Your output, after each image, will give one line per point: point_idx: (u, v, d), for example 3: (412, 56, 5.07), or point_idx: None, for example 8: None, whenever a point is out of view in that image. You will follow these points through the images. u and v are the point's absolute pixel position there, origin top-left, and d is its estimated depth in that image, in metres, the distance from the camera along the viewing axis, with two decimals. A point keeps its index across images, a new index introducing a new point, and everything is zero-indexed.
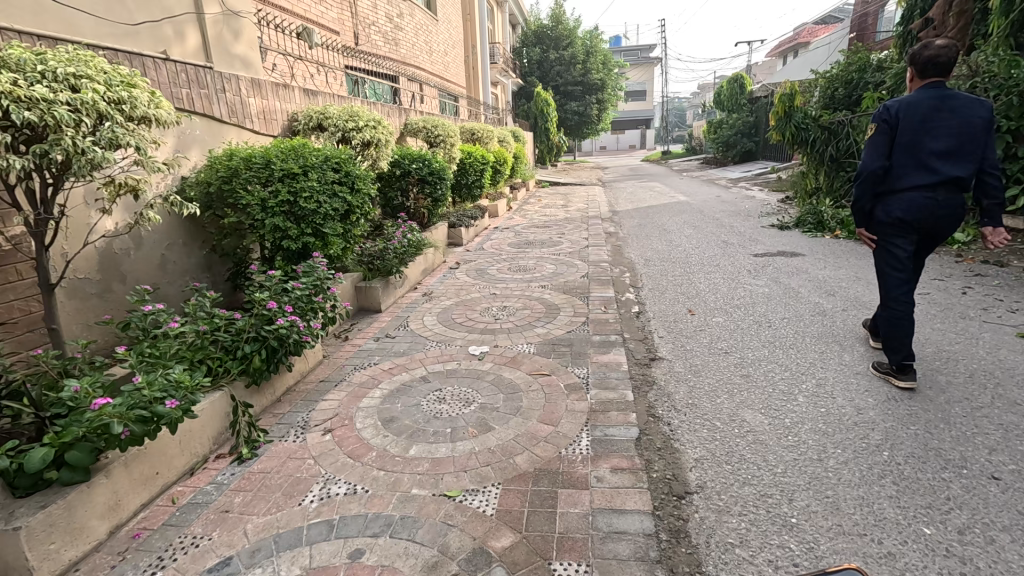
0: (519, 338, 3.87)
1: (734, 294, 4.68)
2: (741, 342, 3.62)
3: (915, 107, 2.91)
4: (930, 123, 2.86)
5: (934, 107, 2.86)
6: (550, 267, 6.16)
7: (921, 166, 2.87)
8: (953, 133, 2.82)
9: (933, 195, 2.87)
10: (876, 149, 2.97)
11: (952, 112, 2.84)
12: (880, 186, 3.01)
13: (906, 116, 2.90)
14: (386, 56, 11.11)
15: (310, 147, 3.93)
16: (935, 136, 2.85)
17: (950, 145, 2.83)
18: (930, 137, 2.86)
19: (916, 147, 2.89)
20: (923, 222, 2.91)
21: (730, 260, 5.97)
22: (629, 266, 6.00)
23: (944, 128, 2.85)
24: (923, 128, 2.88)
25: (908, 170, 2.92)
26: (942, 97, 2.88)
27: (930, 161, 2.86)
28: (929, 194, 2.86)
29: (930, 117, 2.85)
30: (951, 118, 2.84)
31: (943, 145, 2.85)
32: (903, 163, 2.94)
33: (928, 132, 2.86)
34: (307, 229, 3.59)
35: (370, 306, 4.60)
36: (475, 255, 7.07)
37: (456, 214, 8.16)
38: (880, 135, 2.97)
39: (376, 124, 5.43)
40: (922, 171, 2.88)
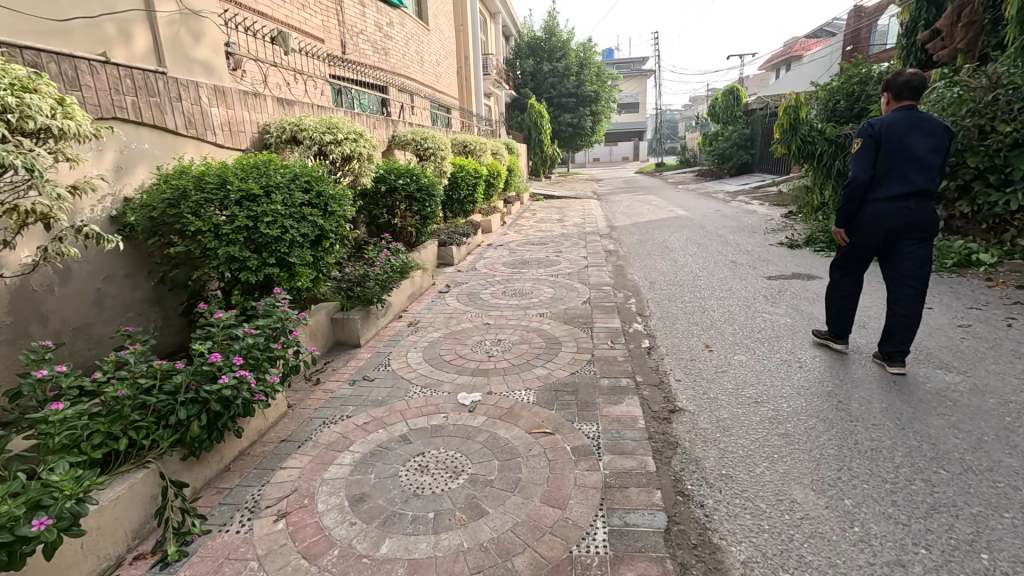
0: (517, 381, 3.40)
1: (753, 327, 4.23)
2: (771, 389, 3.15)
3: (894, 123, 3.26)
4: (908, 137, 3.20)
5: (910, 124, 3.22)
6: (548, 290, 5.70)
7: (902, 175, 3.19)
8: (927, 148, 3.18)
9: (911, 203, 3.19)
10: (862, 160, 3.28)
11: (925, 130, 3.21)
12: (864, 193, 3.32)
13: (888, 130, 3.23)
14: (375, 66, 10.72)
15: (275, 164, 3.43)
16: (913, 150, 3.20)
17: (925, 158, 3.18)
18: (908, 150, 3.20)
19: (896, 158, 3.23)
20: (903, 228, 3.21)
21: (743, 284, 5.54)
22: (634, 290, 5.56)
23: (919, 142, 3.20)
24: (902, 142, 3.21)
25: (889, 179, 3.24)
26: (917, 114, 3.24)
27: (908, 172, 3.19)
28: (909, 203, 3.18)
29: (908, 132, 3.19)
30: (925, 134, 3.21)
31: (919, 158, 3.19)
32: (885, 173, 3.26)
33: (907, 144, 3.20)
34: (269, 258, 3.05)
35: (348, 340, 4.12)
36: (467, 276, 6.61)
37: (447, 231, 7.70)
38: (866, 147, 3.29)
39: (355, 136, 4.92)
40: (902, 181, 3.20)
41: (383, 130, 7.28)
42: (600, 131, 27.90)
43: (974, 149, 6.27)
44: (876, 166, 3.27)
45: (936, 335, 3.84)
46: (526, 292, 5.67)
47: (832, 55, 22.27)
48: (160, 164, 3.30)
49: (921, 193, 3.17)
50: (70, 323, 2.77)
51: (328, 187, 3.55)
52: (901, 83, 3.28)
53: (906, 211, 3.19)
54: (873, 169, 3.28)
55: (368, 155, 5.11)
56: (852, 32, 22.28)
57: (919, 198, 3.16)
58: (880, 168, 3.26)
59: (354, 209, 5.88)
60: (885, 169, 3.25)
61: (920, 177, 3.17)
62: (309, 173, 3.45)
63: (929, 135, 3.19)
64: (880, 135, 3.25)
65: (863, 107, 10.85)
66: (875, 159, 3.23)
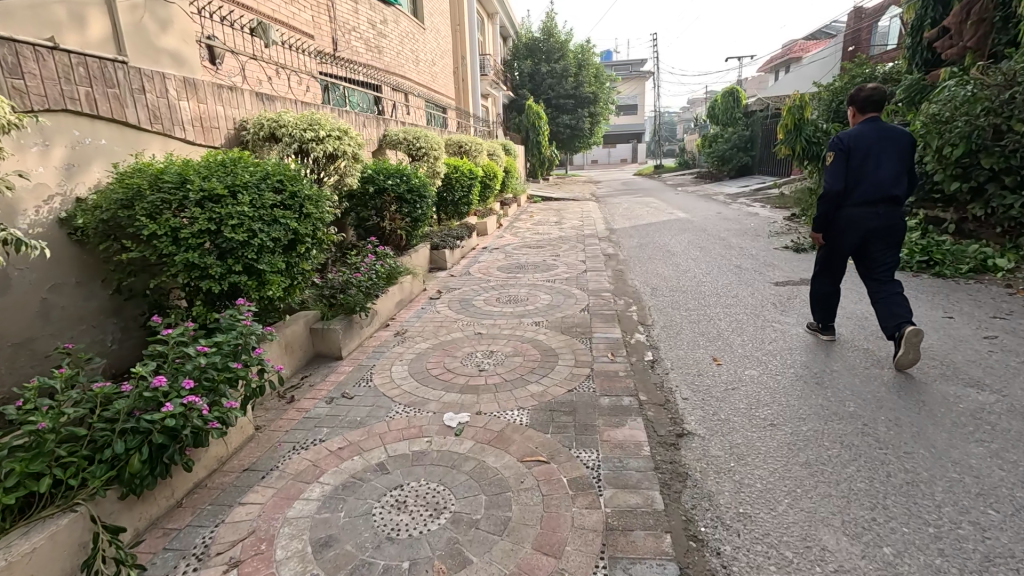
0: (509, 399, 3.12)
1: (763, 339, 3.94)
2: (788, 409, 2.86)
3: (862, 134, 3.45)
4: (875, 149, 3.40)
5: (876, 136, 3.43)
6: (545, 296, 5.42)
7: (873, 183, 3.38)
8: (893, 157, 3.39)
9: (883, 209, 3.41)
10: (837, 170, 3.43)
11: (888, 141, 3.42)
12: (839, 201, 3.48)
13: (858, 141, 3.40)
14: (368, 64, 10.44)
15: (246, 162, 3.13)
16: (880, 160, 3.40)
17: (892, 166, 3.40)
18: (878, 159, 3.40)
19: (868, 167, 3.41)
20: (877, 232, 3.42)
21: (749, 290, 5.27)
22: (634, 297, 5.28)
23: (885, 152, 3.42)
24: (870, 153, 3.40)
25: (863, 187, 3.42)
26: (882, 125, 3.45)
27: (879, 180, 3.39)
28: (880, 209, 3.40)
29: (876, 143, 3.39)
30: (889, 144, 3.43)
31: (887, 166, 3.40)
32: (859, 182, 3.44)
33: (876, 154, 3.39)
34: (234, 265, 2.76)
35: (329, 351, 3.83)
36: (460, 281, 6.33)
37: (440, 234, 7.42)
38: (838, 159, 3.44)
39: (340, 134, 4.62)
40: (874, 188, 3.39)
41: (374, 129, 6.99)
42: (598, 132, 27.67)
43: (989, 150, 6.05)
44: (849, 175, 3.43)
45: (961, 347, 3.56)
46: (521, 298, 5.40)
47: (833, 56, 22.12)
48: (118, 161, 3.01)
49: (891, 199, 3.40)
50: (8, 337, 2.48)
51: (305, 188, 3.26)
52: (863, 97, 3.51)
53: (878, 216, 3.40)
54: (847, 178, 3.44)
55: (353, 154, 4.81)
56: (852, 33, 22.16)
57: (890, 204, 3.38)
58: (854, 177, 3.43)
59: (341, 211, 5.58)
60: (858, 178, 3.43)
61: (890, 185, 3.39)
62: (283, 172, 3.16)
63: (892, 146, 3.41)
64: (850, 147, 3.42)
65: None
66: (850, 169, 3.39)
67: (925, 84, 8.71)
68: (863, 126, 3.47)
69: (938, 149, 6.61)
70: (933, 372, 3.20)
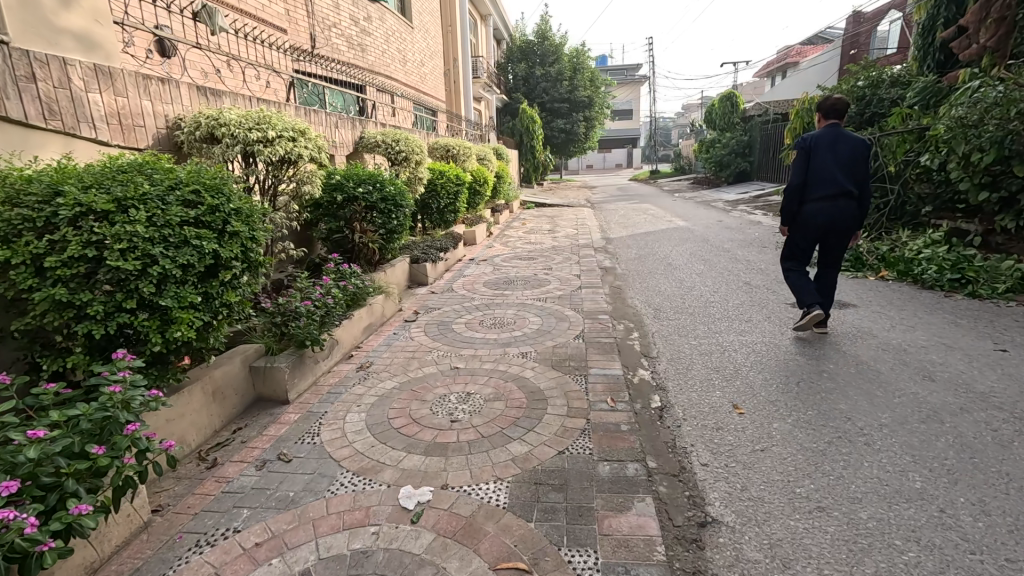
0: (484, 465, 2.50)
1: (788, 377, 3.36)
2: (835, 483, 2.25)
3: (823, 136, 4.01)
4: (833, 150, 3.95)
5: (834, 140, 3.98)
6: (534, 319, 4.81)
7: (831, 178, 3.92)
8: (847, 158, 3.94)
9: (838, 202, 3.93)
10: (799, 166, 4.00)
11: (846, 143, 3.95)
12: (801, 194, 4.03)
13: (820, 141, 3.94)
14: (350, 63, 9.83)
15: (155, 167, 2.51)
16: (837, 159, 3.94)
17: (848, 164, 3.94)
18: (836, 158, 3.94)
19: (828, 163, 3.94)
20: (834, 223, 3.96)
21: (763, 314, 4.69)
22: (636, 320, 4.68)
23: (842, 152, 3.95)
24: (828, 154, 3.96)
25: (822, 180, 3.97)
26: (840, 130, 4.01)
27: (835, 175, 3.93)
28: (836, 202, 3.92)
29: (833, 144, 3.94)
30: (848, 144, 3.97)
31: (842, 165, 3.96)
32: (818, 177, 3.98)
33: (835, 152, 3.93)
34: (124, 302, 2.12)
35: (273, 395, 3.20)
36: (441, 299, 5.72)
37: (422, 246, 6.81)
38: (800, 158, 4.02)
39: (297, 135, 3.97)
40: (831, 183, 3.93)
41: (348, 130, 6.37)
42: (593, 136, 27.15)
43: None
44: (810, 171, 3.99)
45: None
46: (508, 321, 4.79)
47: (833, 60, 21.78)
48: None
49: (847, 194, 3.92)
50: None
51: (232, 200, 2.65)
52: (827, 106, 4.06)
53: (833, 208, 3.93)
54: (808, 173, 4.01)
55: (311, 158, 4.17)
56: (850, 38, 21.76)
57: (847, 198, 3.90)
58: (814, 172, 3.97)
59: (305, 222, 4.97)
60: (818, 173, 3.97)
61: (845, 180, 3.92)
62: (202, 182, 2.54)
63: (848, 148, 3.95)
64: (811, 147, 4.00)
65: (874, 112, 10.19)
66: (810, 166, 3.96)
67: (941, 86, 8.17)
68: (824, 129, 4.04)
69: (965, 155, 6.08)
70: (1006, 428, 2.61)
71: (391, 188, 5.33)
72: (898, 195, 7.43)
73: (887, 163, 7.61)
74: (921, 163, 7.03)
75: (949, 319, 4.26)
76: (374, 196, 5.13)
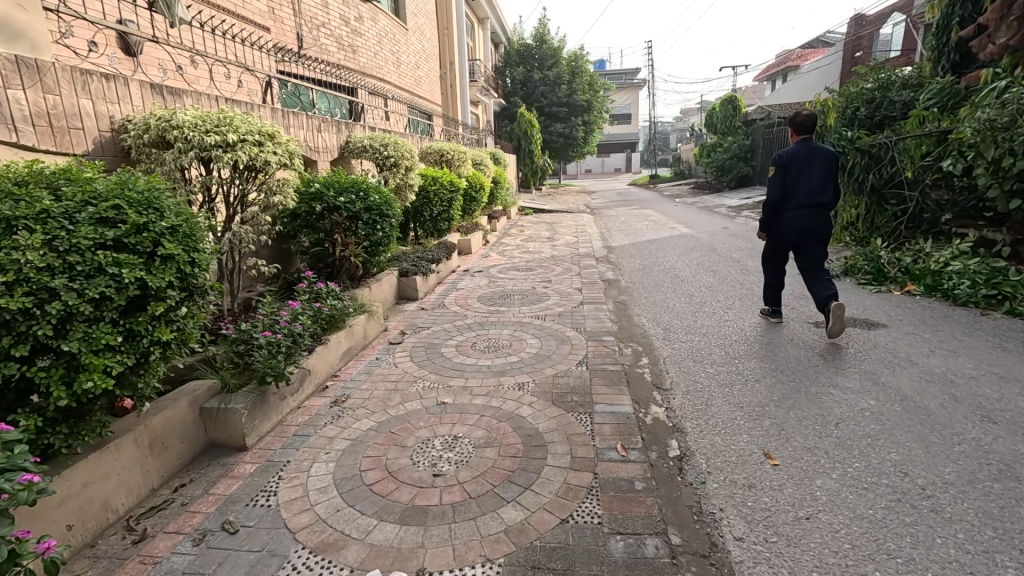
0: (470, 540, 2.05)
1: (825, 416, 2.92)
2: (907, 572, 1.81)
3: (798, 151, 4.35)
4: (806, 166, 4.30)
5: (808, 155, 4.31)
6: (533, 341, 4.39)
7: (808, 191, 4.26)
8: (820, 173, 4.29)
9: (812, 213, 4.30)
10: (778, 180, 4.33)
11: (818, 158, 4.30)
12: (779, 205, 4.37)
13: (797, 156, 4.28)
14: (340, 64, 9.43)
15: (70, 177, 2.08)
16: (811, 173, 4.29)
17: (822, 177, 4.31)
18: (811, 172, 4.29)
19: (804, 177, 4.29)
20: (810, 231, 4.31)
21: (784, 337, 4.27)
22: (644, 343, 4.25)
23: (815, 167, 4.30)
24: (803, 169, 4.30)
25: (798, 192, 4.32)
26: (813, 146, 4.35)
27: (810, 188, 4.28)
28: (811, 212, 4.29)
29: (808, 160, 4.29)
30: (821, 159, 4.32)
31: (817, 179, 4.30)
32: (794, 190, 4.33)
33: (809, 167, 4.29)
34: (9, 349, 1.68)
35: (228, 440, 2.76)
36: (432, 316, 5.30)
37: (412, 257, 6.40)
38: (778, 173, 4.34)
39: (264, 139, 3.48)
40: (807, 195, 4.29)
41: (333, 134, 5.96)
42: (592, 141, 26.75)
43: None
44: (787, 184, 4.33)
45: None
46: (504, 343, 4.35)
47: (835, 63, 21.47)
48: None
49: (822, 204, 4.29)
50: None
51: (167, 216, 2.21)
52: (800, 123, 4.37)
53: (808, 218, 4.29)
54: (785, 185, 4.35)
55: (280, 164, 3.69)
56: (851, 40, 21.43)
57: (821, 208, 4.27)
58: (792, 184, 4.31)
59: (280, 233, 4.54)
60: (795, 185, 4.32)
61: (820, 192, 4.28)
62: (127, 195, 2.11)
63: (820, 163, 4.30)
64: (788, 163, 4.32)
65: (885, 114, 9.79)
66: (788, 180, 4.28)
67: (960, 87, 7.77)
68: (799, 145, 4.37)
69: (994, 160, 5.66)
70: None
71: (376, 197, 4.91)
72: (916, 202, 7.01)
73: (902, 168, 7.14)
74: (943, 168, 6.60)
75: (996, 342, 3.82)
76: (356, 206, 4.70)
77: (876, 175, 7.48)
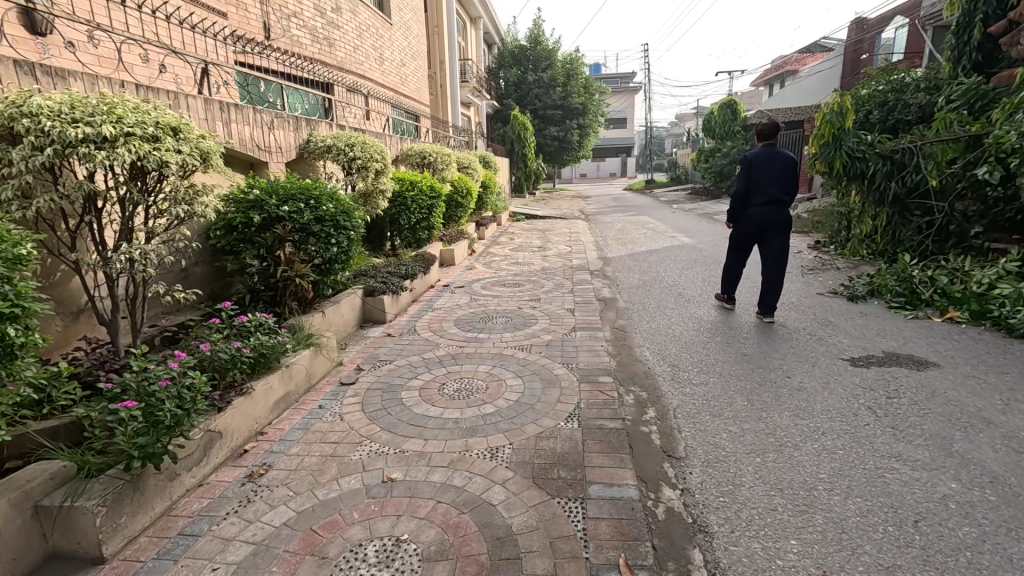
0: None
1: (897, 509, 2.18)
2: None
3: (761, 153, 4.90)
4: (769, 166, 4.83)
5: (770, 157, 4.85)
6: (515, 381, 3.64)
7: (769, 188, 4.81)
8: (781, 174, 4.81)
9: (773, 209, 4.83)
10: (742, 179, 4.91)
11: (779, 159, 4.83)
12: (745, 200, 4.94)
13: (759, 158, 4.82)
14: (314, 57, 8.68)
15: None
16: (772, 173, 4.82)
17: (782, 177, 4.84)
18: (772, 172, 4.83)
19: (766, 176, 4.83)
20: (771, 225, 4.86)
21: (817, 378, 3.54)
22: (649, 386, 3.51)
23: (776, 167, 4.83)
24: (765, 169, 4.84)
25: (760, 190, 4.87)
26: (775, 147, 4.89)
27: (771, 188, 4.83)
28: (772, 209, 4.83)
29: (770, 161, 4.82)
30: (782, 160, 4.85)
31: (778, 179, 4.83)
32: (756, 188, 4.88)
33: (771, 168, 4.82)
34: None
35: (77, 549, 1.98)
36: (399, 344, 4.53)
37: (382, 273, 5.63)
38: (743, 173, 4.91)
39: (163, 135, 2.68)
40: (769, 193, 4.84)
41: (290, 132, 5.22)
42: (587, 145, 26.10)
43: None
44: (750, 183, 4.89)
45: None
46: (479, 385, 3.59)
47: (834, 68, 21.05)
48: None
49: (781, 200, 4.83)
50: None
51: None
52: (767, 127, 4.88)
53: (770, 214, 4.84)
54: (749, 183, 4.91)
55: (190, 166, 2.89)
56: (852, 44, 20.91)
57: (781, 204, 4.81)
58: (755, 183, 4.86)
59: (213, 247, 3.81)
60: (757, 183, 4.88)
61: (780, 190, 4.83)
62: None
63: (781, 164, 4.83)
64: (751, 164, 4.87)
65: (899, 118, 9.14)
66: (750, 179, 4.85)
67: (988, 88, 7.10)
68: (763, 148, 4.91)
69: None
70: None
71: (330, 205, 4.16)
72: (944, 214, 6.31)
73: (926, 175, 6.42)
74: (979, 175, 5.97)
75: None
76: (303, 217, 3.94)
77: (899, 184, 6.71)
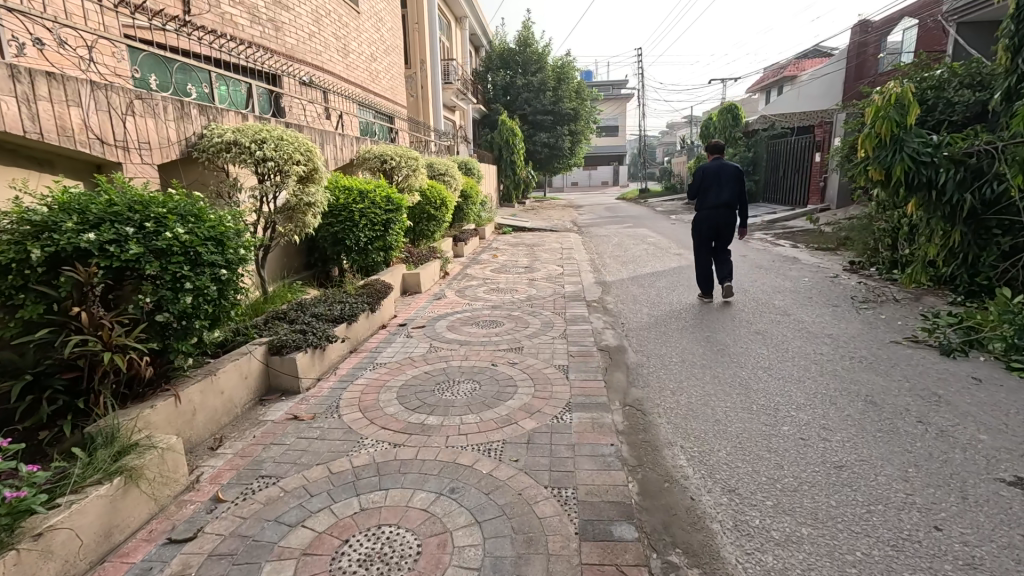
0: None
1: None
2: None
3: (711, 165, 5.64)
4: (717, 176, 5.56)
5: (717, 167, 5.60)
6: (469, 536, 2.10)
7: (717, 193, 5.53)
8: (727, 181, 5.53)
9: (722, 211, 5.53)
10: (696, 184, 5.62)
11: (725, 169, 5.57)
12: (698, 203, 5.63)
13: (709, 168, 5.60)
14: (252, 41, 7.19)
15: None
16: (720, 180, 5.54)
17: (729, 184, 5.55)
18: (720, 179, 5.57)
19: (715, 183, 5.57)
20: (720, 224, 5.55)
21: (997, 536, 2.02)
22: (704, 557, 1.99)
23: (723, 175, 5.56)
24: (714, 177, 5.56)
25: (710, 194, 5.60)
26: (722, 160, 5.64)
27: (719, 193, 5.53)
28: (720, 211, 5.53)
29: (717, 172, 5.55)
30: (728, 170, 5.58)
31: (725, 186, 5.54)
32: (706, 193, 5.59)
33: (719, 177, 5.56)
34: None
35: None
36: (304, 437, 2.98)
37: (307, 315, 4.12)
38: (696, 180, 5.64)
39: None
40: (718, 197, 5.55)
41: (169, 123, 3.70)
42: (580, 152, 24.84)
43: None
44: (701, 189, 5.63)
45: None
46: (403, 546, 2.06)
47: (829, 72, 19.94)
48: None
49: (728, 203, 5.54)
50: None
51: None
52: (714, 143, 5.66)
53: (719, 215, 5.54)
54: (701, 189, 5.62)
55: None
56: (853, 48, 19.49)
57: (729, 206, 5.49)
58: (705, 189, 5.60)
59: None
60: (708, 189, 5.58)
61: (726, 195, 5.53)
62: None
63: (727, 173, 5.56)
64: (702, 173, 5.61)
65: (941, 118, 7.68)
66: (702, 184, 5.57)
67: None
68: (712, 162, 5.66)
69: None
70: None
71: (182, 230, 2.63)
72: None
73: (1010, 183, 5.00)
74: None
75: None
76: (127, 251, 2.41)
77: (976, 196, 5.31)
